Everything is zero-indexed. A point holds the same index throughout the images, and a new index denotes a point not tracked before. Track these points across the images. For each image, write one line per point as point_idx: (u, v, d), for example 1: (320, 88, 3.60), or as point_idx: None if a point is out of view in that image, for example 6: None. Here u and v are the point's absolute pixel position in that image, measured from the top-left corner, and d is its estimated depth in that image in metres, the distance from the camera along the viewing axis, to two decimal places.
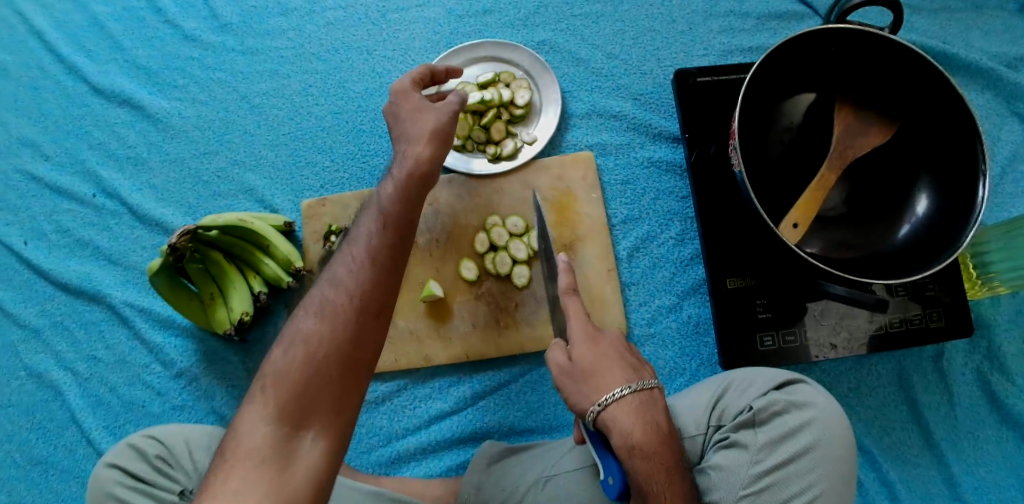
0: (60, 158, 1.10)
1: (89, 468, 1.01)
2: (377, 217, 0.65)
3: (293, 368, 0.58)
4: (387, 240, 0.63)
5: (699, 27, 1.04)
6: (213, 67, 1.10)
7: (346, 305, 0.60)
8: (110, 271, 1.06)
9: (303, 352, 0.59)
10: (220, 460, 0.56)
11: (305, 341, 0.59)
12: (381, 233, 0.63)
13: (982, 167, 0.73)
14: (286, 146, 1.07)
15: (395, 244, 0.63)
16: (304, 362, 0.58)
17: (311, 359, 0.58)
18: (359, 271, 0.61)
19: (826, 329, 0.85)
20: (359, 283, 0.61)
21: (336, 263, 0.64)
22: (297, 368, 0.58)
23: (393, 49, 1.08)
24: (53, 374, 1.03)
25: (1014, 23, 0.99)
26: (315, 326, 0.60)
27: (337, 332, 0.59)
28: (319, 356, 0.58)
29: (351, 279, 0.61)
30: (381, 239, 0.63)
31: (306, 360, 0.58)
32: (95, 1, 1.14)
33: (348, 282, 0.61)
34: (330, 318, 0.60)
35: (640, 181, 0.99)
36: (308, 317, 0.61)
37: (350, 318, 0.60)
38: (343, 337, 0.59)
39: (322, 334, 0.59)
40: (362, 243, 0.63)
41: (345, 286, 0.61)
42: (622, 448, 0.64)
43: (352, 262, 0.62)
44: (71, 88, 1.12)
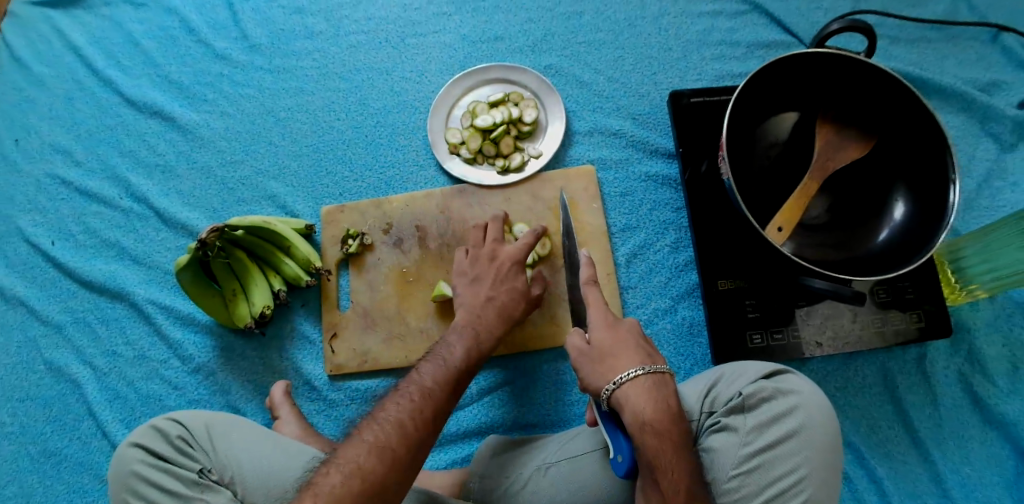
0: (91, 165, 1.18)
1: (103, 458, 1.06)
2: (444, 358, 0.81)
3: (349, 490, 0.63)
4: (445, 393, 0.75)
5: (693, 54, 1.13)
6: (242, 84, 1.20)
7: (403, 443, 0.68)
8: (135, 270, 1.13)
9: (358, 480, 0.64)
10: (346, 455, 0.67)
11: (360, 469, 0.65)
12: (442, 387, 0.76)
13: (952, 176, 0.80)
14: (308, 157, 1.15)
15: (448, 406, 0.75)
16: (358, 488, 0.64)
17: (363, 488, 0.64)
18: (421, 415, 0.71)
19: (812, 328, 0.90)
20: (419, 424, 0.70)
21: (398, 393, 0.74)
22: (350, 494, 0.63)
23: (410, 71, 1.17)
24: (73, 368, 1.09)
25: (986, 53, 1.06)
26: (373, 458, 0.66)
27: (389, 466, 0.66)
28: (372, 489, 0.64)
29: (413, 416, 0.70)
30: (441, 392, 0.75)
31: (361, 486, 0.64)
32: (131, 21, 1.24)
33: (411, 415, 0.70)
34: (386, 451, 0.66)
35: (638, 193, 1.06)
36: (368, 444, 0.67)
37: (405, 454, 0.67)
38: (393, 471, 0.66)
39: (375, 466, 0.65)
40: (426, 381, 0.76)
41: (406, 420, 0.70)
42: (633, 424, 0.67)
43: (417, 397, 0.73)
44: (105, 100, 1.21)
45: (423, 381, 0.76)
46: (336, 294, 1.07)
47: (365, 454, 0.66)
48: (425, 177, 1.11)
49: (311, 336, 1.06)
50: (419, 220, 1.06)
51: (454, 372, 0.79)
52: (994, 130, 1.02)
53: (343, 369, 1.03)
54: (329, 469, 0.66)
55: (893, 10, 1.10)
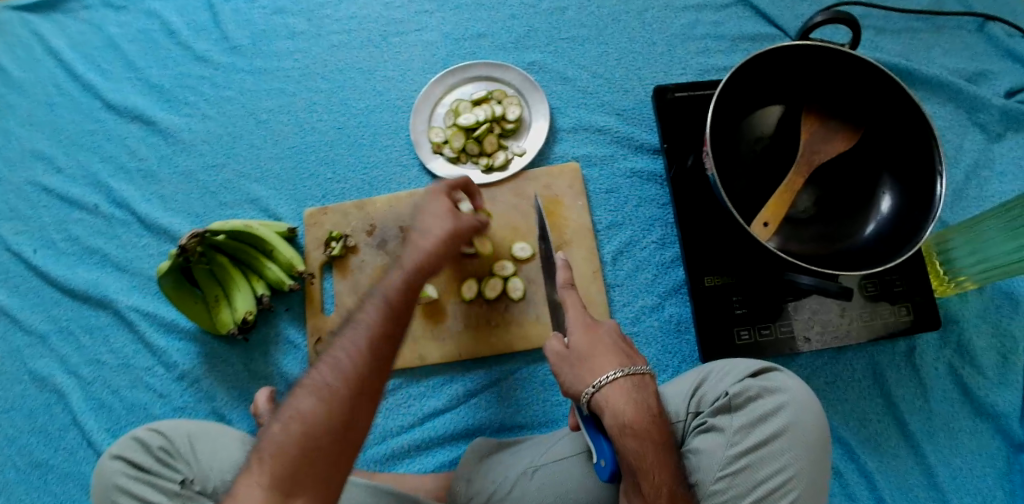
0: (73, 172, 1.17)
1: (89, 468, 1.04)
2: (379, 287, 0.74)
3: (289, 435, 0.63)
4: (384, 322, 0.70)
5: (678, 48, 1.12)
6: (223, 86, 1.18)
7: (340, 381, 0.66)
8: (119, 277, 1.11)
9: (297, 425, 0.63)
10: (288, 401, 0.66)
11: (299, 413, 0.64)
12: (379, 312, 0.71)
13: (938, 168, 0.79)
14: (290, 160, 1.13)
15: (390, 331, 0.70)
16: (298, 432, 0.63)
17: (303, 431, 0.63)
18: (357, 347, 0.68)
19: (801, 323, 0.89)
20: (356, 358, 0.67)
21: (336, 331, 0.71)
22: (291, 440, 0.63)
23: (393, 70, 1.16)
24: (57, 378, 1.08)
25: (972, 42, 1.06)
26: (310, 400, 0.65)
27: (329, 406, 0.64)
28: (314, 430, 0.63)
29: (348, 351, 0.67)
30: (377, 318, 0.70)
31: (301, 429, 0.63)
32: (110, 24, 1.23)
33: (345, 351, 0.68)
34: (324, 391, 0.65)
35: (623, 190, 1.05)
36: (305, 388, 0.66)
37: (344, 390, 0.65)
38: (336, 410, 0.64)
39: (314, 408, 0.64)
40: (362, 312, 0.71)
41: (341, 357, 0.67)
42: (614, 427, 0.66)
43: (353, 331, 0.69)
44: (86, 105, 1.19)
45: (360, 316, 0.71)
46: (321, 298, 1.05)
47: (303, 399, 0.65)
48: (409, 177, 1.10)
49: (296, 341, 1.05)
50: (403, 221, 1.05)
51: (390, 298, 0.72)
52: (982, 120, 1.01)
53: None
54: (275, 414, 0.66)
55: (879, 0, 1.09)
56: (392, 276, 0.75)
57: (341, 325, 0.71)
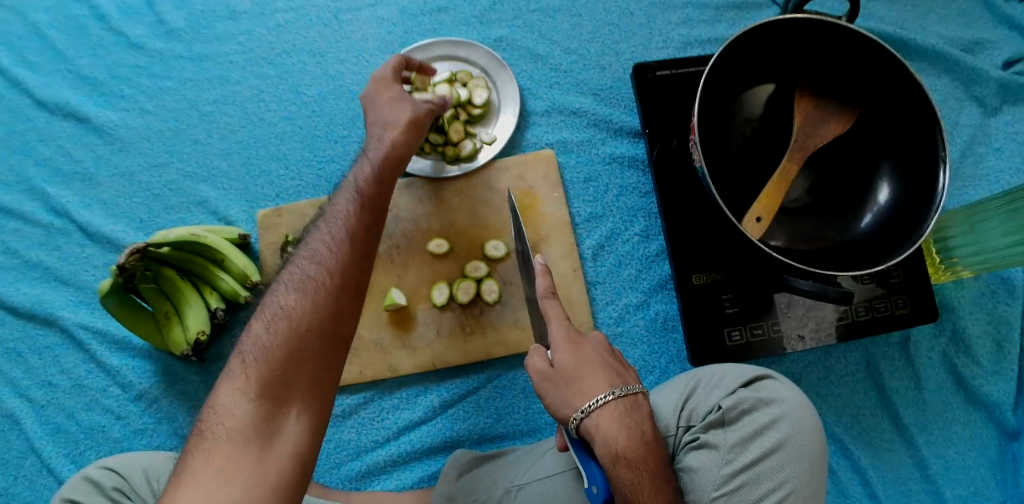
0: (6, 177, 1.04)
1: (48, 498, 0.96)
2: (350, 180, 0.72)
3: (275, 332, 0.61)
4: (360, 209, 0.69)
5: (657, 19, 1.03)
6: (162, 75, 1.06)
7: (321, 275, 0.64)
8: (62, 292, 1.01)
9: (284, 321, 0.61)
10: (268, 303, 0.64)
11: (284, 310, 0.62)
12: (357, 201, 0.69)
13: (941, 152, 0.73)
14: (239, 155, 1.03)
15: (370, 221, 0.68)
16: (285, 328, 0.61)
17: (291, 328, 0.61)
18: (336, 238, 0.66)
19: (794, 321, 0.84)
20: (337, 250, 0.65)
21: (314, 228, 0.69)
22: (276, 340, 0.60)
23: (346, 51, 1.05)
24: (5, 403, 0.98)
25: (968, 7, 0.99)
26: (294, 295, 0.63)
27: (316, 299, 0.63)
28: (301, 324, 0.61)
29: (328, 244, 0.66)
30: (354, 207, 0.68)
31: (287, 326, 0.61)
32: (33, 8, 1.08)
33: (325, 243, 0.66)
34: (307, 285, 0.63)
35: (602, 178, 0.98)
36: (287, 283, 0.64)
37: (328, 283, 0.64)
38: (322, 304, 0.63)
39: (299, 304, 0.62)
40: (338, 205, 0.69)
41: (321, 250, 0.66)
42: (607, 457, 0.60)
43: (331, 226, 0.67)
44: (12, 101, 1.06)
45: (336, 209, 0.69)
46: None
47: (286, 295, 0.63)
48: None
49: None
50: None
51: (364, 187, 0.70)
52: (979, 93, 0.96)
53: None
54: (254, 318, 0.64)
55: None
56: (360, 167, 0.73)
57: (316, 220, 0.70)
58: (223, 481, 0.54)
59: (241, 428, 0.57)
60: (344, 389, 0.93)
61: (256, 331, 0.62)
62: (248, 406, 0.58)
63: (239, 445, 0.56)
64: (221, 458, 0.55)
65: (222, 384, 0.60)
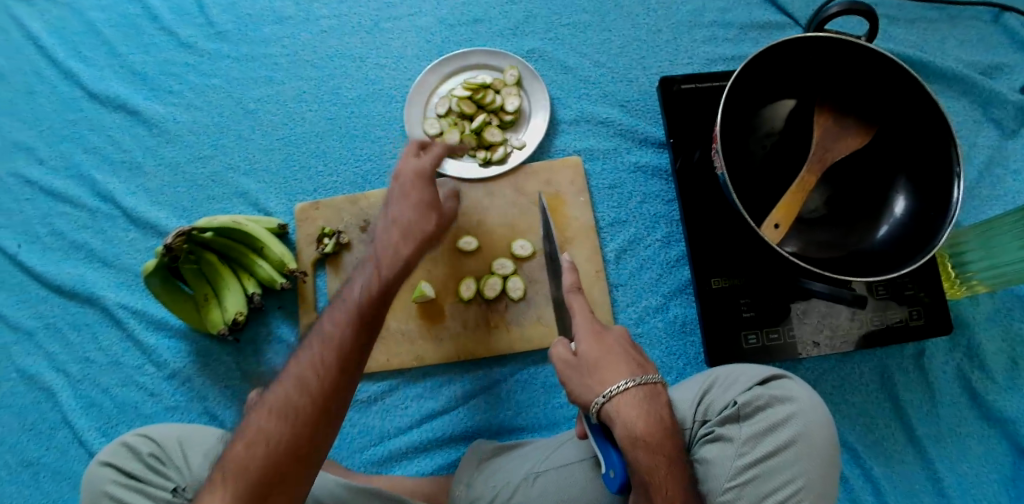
0: (56, 163, 1.12)
1: (82, 468, 1.01)
2: (347, 296, 0.71)
3: (252, 457, 0.63)
4: (350, 336, 0.68)
5: (683, 36, 1.07)
6: (208, 73, 1.12)
7: (303, 400, 0.65)
8: (104, 273, 1.07)
9: (299, 383, 0.66)
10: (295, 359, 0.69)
11: (263, 435, 0.64)
12: (347, 327, 0.69)
13: (955, 169, 0.75)
14: (281, 151, 1.09)
15: (359, 344, 0.68)
16: (262, 453, 0.63)
17: (269, 452, 0.64)
18: (323, 366, 0.67)
19: (810, 327, 0.87)
20: (322, 377, 0.66)
21: (304, 346, 0.69)
22: (292, 396, 0.66)
23: (386, 57, 1.11)
24: (45, 376, 1.04)
25: (986, 33, 1.02)
26: (272, 422, 0.65)
27: (330, 364, 0.67)
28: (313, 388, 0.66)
29: (314, 370, 0.67)
30: (346, 333, 0.68)
31: (265, 451, 0.64)
32: (90, 8, 1.17)
33: (312, 368, 0.67)
34: (286, 412, 0.65)
35: (627, 185, 1.01)
36: (268, 409, 0.66)
37: (309, 411, 0.65)
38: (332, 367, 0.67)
39: (316, 363, 0.67)
40: (330, 325, 0.69)
41: (307, 376, 0.67)
42: (625, 439, 0.63)
43: (320, 348, 0.68)
44: (67, 93, 1.14)
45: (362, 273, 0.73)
46: (313, 296, 1.02)
47: (266, 419, 0.65)
48: None
49: (289, 339, 1.02)
50: None
51: (359, 307, 0.70)
52: (996, 115, 0.98)
53: None
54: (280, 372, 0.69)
55: None
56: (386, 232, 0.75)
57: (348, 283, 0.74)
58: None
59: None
60: (369, 376, 0.97)
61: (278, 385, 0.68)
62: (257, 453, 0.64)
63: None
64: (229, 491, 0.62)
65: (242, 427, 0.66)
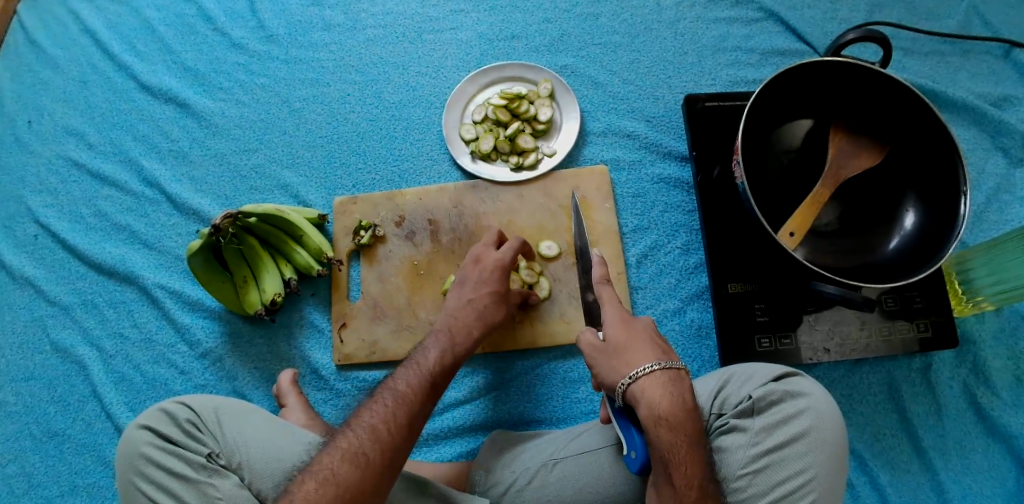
0: (105, 148, 1.19)
1: (106, 441, 1.05)
2: (419, 361, 0.82)
3: (323, 496, 0.66)
4: (421, 398, 0.77)
5: (708, 59, 1.14)
6: (257, 73, 1.20)
7: (375, 449, 0.70)
8: (145, 254, 1.13)
9: (388, 410, 0.74)
10: (380, 392, 0.78)
11: (334, 476, 0.67)
12: (418, 390, 0.78)
13: (962, 188, 0.80)
14: (322, 148, 1.15)
15: (425, 408, 0.77)
16: (332, 494, 0.66)
17: (339, 494, 0.66)
18: (394, 419, 0.73)
19: (821, 334, 0.92)
20: (391, 429, 0.73)
21: (373, 400, 0.76)
22: (382, 420, 0.73)
23: (427, 66, 1.18)
24: (79, 350, 1.09)
25: (997, 68, 1.08)
26: (345, 464, 0.68)
27: (413, 398, 0.77)
28: (401, 416, 0.74)
29: (385, 422, 0.73)
30: (416, 396, 0.77)
31: (336, 492, 0.66)
32: (147, 8, 1.26)
33: (382, 420, 0.73)
34: (358, 457, 0.69)
35: (650, 195, 1.07)
36: (341, 452, 0.70)
37: (378, 459, 0.70)
38: (415, 402, 0.76)
39: (402, 396, 0.76)
40: (400, 385, 0.78)
41: (378, 426, 0.72)
42: (649, 418, 0.68)
43: (391, 403, 0.75)
44: (120, 84, 1.22)
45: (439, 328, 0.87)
46: (346, 285, 1.07)
47: (338, 461, 0.69)
48: (438, 171, 1.12)
49: (320, 325, 1.07)
50: (431, 214, 1.07)
51: (429, 374, 0.80)
52: (1005, 144, 1.03)
53: (351, 359, 1.04)
54: (365, 402, 0.77)
55: (907, 22, 1.11)
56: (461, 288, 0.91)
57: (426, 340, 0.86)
58: None
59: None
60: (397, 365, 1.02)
61: (364, 412, 0.75)
62: (348, 469, 0.68)
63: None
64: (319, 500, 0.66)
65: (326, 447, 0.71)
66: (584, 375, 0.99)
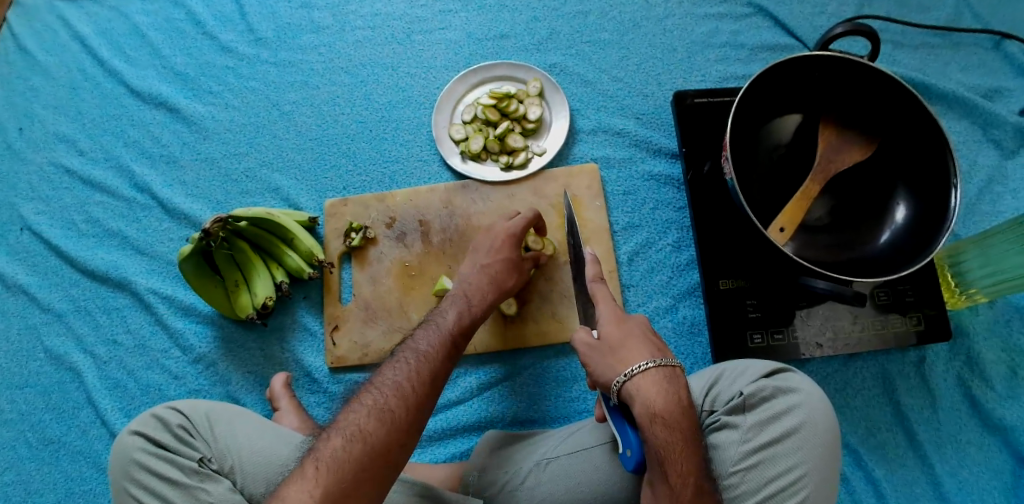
0: (96, 155, 1.19)
1: (101, 447, 1.05)
2: (438, 321, 0.82)
3: (351, 453, 0.65)
4: (441, 355, 0.76)
5: (697, 55, 1.13)
6: (247, 76, 1.20)
7: (402, 406, 0.69)
8: (137, 259, 1.13)
9: (408, 367, 0.73)
10: (401, 351, 0.77)
11: (361, 432, 0.67)
12: (439, 348, 0.77)
13: (954, 180, 0.80)
14: (312, 151, 1.15)
15: (446, 365, 0.76)
16: (360, 451, 0.65)
17: (366, 451, 0.66)
18: (418, 376, 0.72)
19: (813, 329, 0.92)
20: (416, 386, 0.72)
21: (396, 359, 0.75)
22: (405, 378, 0.72)
23: (416, 67, 1.18)
24: (73, 356, 1.09)
25: (988, 59, 1.07)
26: (372, 421, 0.68)
27: (435, 356, 0.76)
28: (424, 373, 0.73)
29: (410, 379, 0.72)
30: (438, 354, 0.76)
31: (364, 449, 0.66)
32: (137, 13, 1.25)
33: (406, 378, 0.72)
34: (385, 414, 0.68)
35: (641, 192, 1.06)
36: (368, 409, 0.69)
37: (404, 416, 0.69)
38: (435, 360, 0.75)
39: (425, 353, 0.75)
40: (422, 345, 0.77)
41: (402, 384, 0.71)
42: (643, 416, 0.68)
43: (414, 362, 0.74)
44: (111, 90, 1.22)
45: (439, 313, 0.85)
46: (338, 287, 1.07)
47: (364, 418, 0.68)
48: (429, 172, 1.12)
49: (312, 328, 1.07)
50: (422, 215, 1.07)
51: (449, 333, 0.80)
52: (996, 136, 1.03)
53: (344, 362, 1.04)
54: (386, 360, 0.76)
55: (898, 15, 1.11)
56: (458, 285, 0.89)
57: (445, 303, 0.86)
58: (336, 475, 0.64)
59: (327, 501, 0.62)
60: None
61: (386, 369, 0.74)
62: (375, 426, 0.67)
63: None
64: (345, 459, 0.65)
65: (351, 405, 0.71)
66: (578, 374, 0.99)
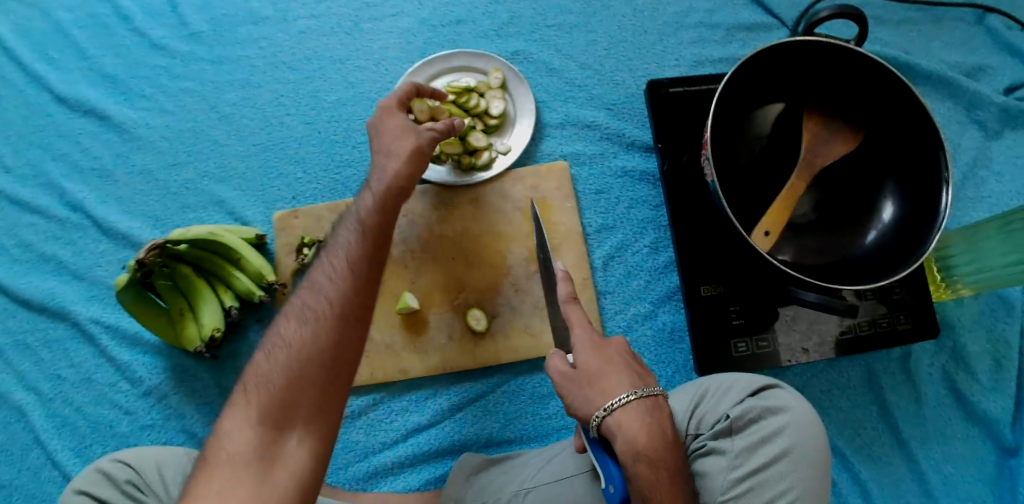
0: (23, 170, 1.07)
1: (53, 491, 0.97)
2: (355, 214, 0.70)
3: (276, 364, 0.61)
4: (366, 251, 0.66)
5: (670, 38, 1.06)
6: (181, 76, 1.08)
7: (314, 341, 0.61)
8: (74, 286, 1.03)
9: (327, 271, 0.65)
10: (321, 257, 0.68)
11: (285, 342, 0.62)
12: (359, 237, 0.67)
13: (944, 174, 0.75)
14: (258, 157, 1.05)
15: (373, 239, 0.67)
16: (286, 361, 0.60)
17: (293, 360, 0.61)
18: (337, 273, 0.65)
19: (798, 334, 0.88)
20: (337, 283, 0.64)
21: (316, 262, 0.67)
22: (325, 283, 0.64)
23: (366, 59, 1.07)
24: (15, 395, 0.99)
25: (971, 34, 1.02)
26: (295, 327, 0.62)
27: (356, 252, 0.66)
28: (348, 271, 0.65)
29: (329, 280, 0.64)
30: (359, 241, 0.67)
31: (289, 358, 0.61)
32: (57, 8, 1.11)
33: (325, 277, 0.65)
34: (310, 318, 0.63)
35: (615, 190, 1.00)
36: (290, 315, 0.64)
37: (329, 315, 0.63)
38: (357, 257, 0.66)
39: (344, 249, 0.66)
40: (340, 237, 0.68)
41: (322, 285, 0.64)
42: (627, 454, 0.63)
43: (333, 259, 0.66)
44: (32, 96, 1.09)
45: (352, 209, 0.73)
46: None
47: (286, 327, 0.63)
48: None
49: None
50: None
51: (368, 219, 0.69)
52: (980, 117, 0.99)
53: None
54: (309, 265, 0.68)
55: None
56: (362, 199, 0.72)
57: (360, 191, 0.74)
58: (266, 395, 0.59)
59: (238, 468, 0.56)
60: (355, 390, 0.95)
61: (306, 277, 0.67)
62: (298, 336, 0.62)
63: (240, 472, 0.55)
64: (272, 376, 0.60)
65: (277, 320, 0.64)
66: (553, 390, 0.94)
